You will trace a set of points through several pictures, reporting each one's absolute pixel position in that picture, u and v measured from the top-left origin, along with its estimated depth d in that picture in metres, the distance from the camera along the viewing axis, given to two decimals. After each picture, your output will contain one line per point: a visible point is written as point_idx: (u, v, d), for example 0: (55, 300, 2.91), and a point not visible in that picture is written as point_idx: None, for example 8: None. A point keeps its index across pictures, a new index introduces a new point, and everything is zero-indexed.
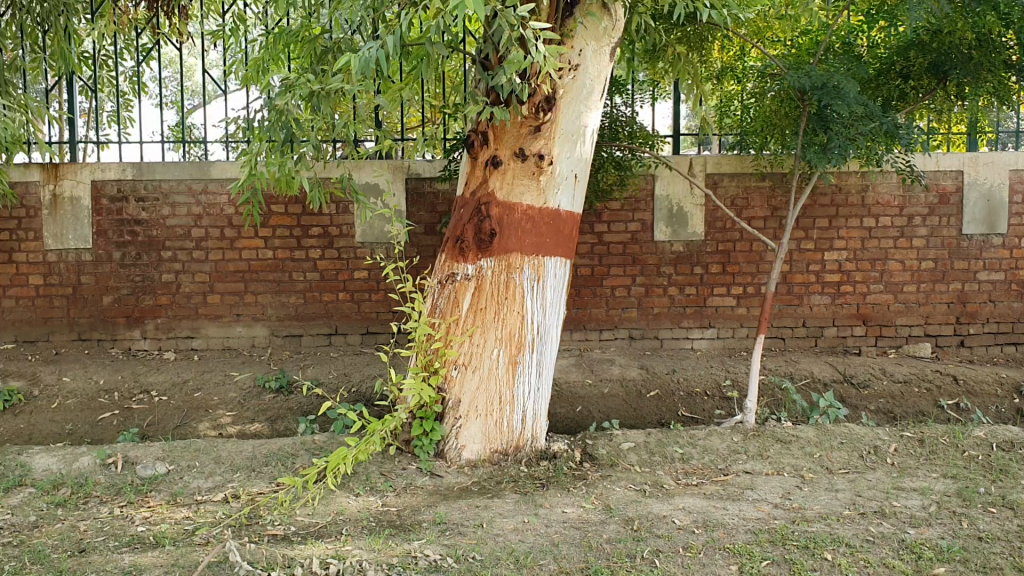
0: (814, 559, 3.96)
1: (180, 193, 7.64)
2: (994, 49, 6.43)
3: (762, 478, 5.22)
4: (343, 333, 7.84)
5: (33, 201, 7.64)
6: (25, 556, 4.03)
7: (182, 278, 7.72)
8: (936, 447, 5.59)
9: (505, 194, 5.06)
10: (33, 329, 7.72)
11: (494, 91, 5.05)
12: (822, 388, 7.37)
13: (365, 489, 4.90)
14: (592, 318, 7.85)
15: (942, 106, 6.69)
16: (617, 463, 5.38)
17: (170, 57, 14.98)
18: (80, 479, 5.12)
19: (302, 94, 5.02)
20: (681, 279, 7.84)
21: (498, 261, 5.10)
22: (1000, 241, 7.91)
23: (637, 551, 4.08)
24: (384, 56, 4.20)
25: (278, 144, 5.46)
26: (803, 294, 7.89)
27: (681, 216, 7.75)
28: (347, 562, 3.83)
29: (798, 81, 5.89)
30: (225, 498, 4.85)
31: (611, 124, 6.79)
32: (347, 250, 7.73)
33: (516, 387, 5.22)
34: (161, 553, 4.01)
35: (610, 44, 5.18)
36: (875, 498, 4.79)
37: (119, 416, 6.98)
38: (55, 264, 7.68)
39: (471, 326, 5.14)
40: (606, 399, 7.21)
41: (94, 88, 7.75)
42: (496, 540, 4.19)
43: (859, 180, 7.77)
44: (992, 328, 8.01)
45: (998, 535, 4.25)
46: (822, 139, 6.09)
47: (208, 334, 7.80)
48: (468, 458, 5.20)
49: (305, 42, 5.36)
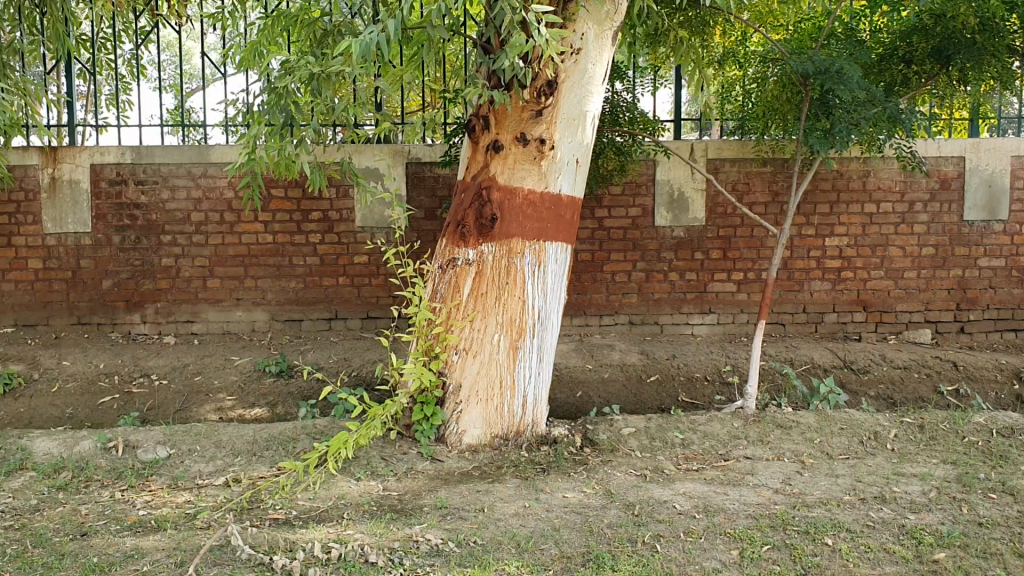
0: (814, 544, 3.97)
1: (179, 177, 7.61)
2: (997, 34, 6.40)
3: (762, 463, 5.23)
4: (343, 318, 7.83)
5: (32, 185, 7.61)
6: (27, 539, 4.04)
7: (181, 262, 7.70)
8: (936, 434, 5.61)
9: (506, 179, 5.04)
10: (33, 312, 7.71)
11: (496, 74, 5.01)
12: (822, 373, 7.37)
13: (365, 474, 4.91)
14: (593, 303, 7.84)
15: (944, 90, 6.63)
16: (617, 449, 5.38)
17: (168, 40, 14.99)
18: (80, 463, 5.13)
19: (301, 76, 4.95)
20: (682, 265, 7.83)
21: (499, 246, 5.09)
22: (1000, 227, 7.90)
23: (637, 535, 4.09)
24: (385, 40, 4.17)
25: (277, 127, 5.36)
26: (803, 280, 7.89)
27: (682, 201, 7.73)
28: (349, 546, 3.83)
29: (801, 66, 5.85)
30: (226, 482, 4.86)
31: (611, 109, 6.77)
32: (347, 234, 7.71)
33: (517, 372, 5.21)
34: (164, 537, 4.03)
35: (613, 27, 5.13)
36: (875, 483, 4.81)
37: (119, 401, 6.98)
38: (54, 247, 7.65)
39: (472, 311, 5.13)
40: (607, 384, 7.23)
41: (93, 71, 7.71)
42: (498, 525, 4.20)
43: (860, 166, 7.75)
44: (992, 314, 8.01)
45: (998, 521, 4.25)
46: (824, 124, 6.01)
47: (208, 318, 7.79)
48: (468, 443, 5.20)
49: (305, 24, 5.26)
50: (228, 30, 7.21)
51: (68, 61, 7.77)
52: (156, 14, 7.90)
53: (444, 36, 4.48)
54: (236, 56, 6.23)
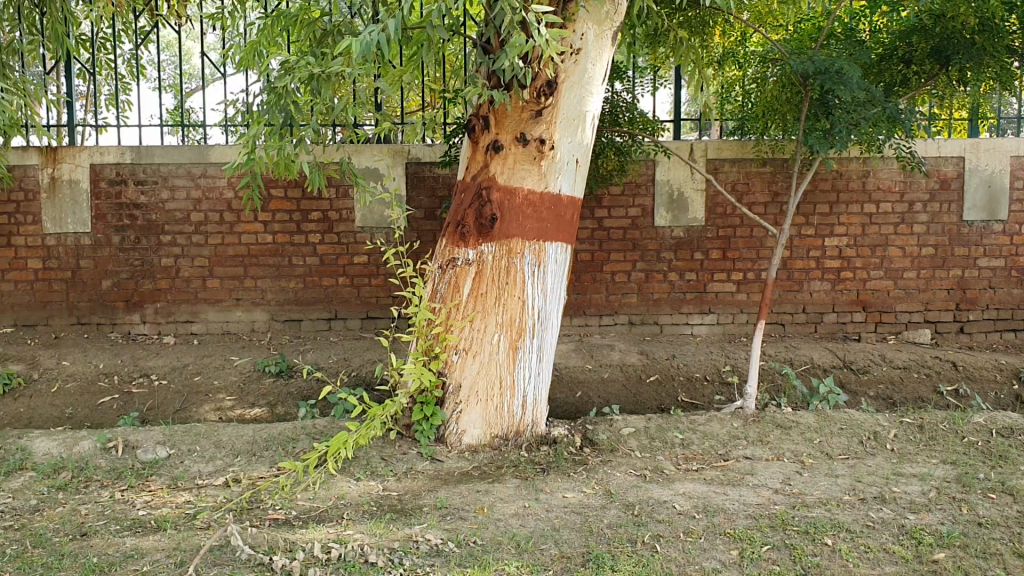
0: (814, 544, 3.98)
1: (179, 177, 7.61)
2: (997, 34, 6.40)
3: (762, 463, 5.23)
4: (342, 318, 7.83)
5: (32, 185, 7.61)
6: (26, 540, 4.04)
7: (181, 262, 7.69)
8: (935, 434, 5.61)
9: (506, 179, 5.04)
10: (32, 313, 7.71)
11: (496, 74, 5.01)
12: (822, 373, 7.38)
13: (365, 474, 4.91)
14: (592, 304, 7.85)
15: (944, 90, 6.63)
16: (617, 449, 5.38)
17: (168, 40, 15.00)
18: (80, 463, 5.13)
19: (301, 76, 4.95)
20: (681, 265, 7.83)
21: (499, 246, 5.09)
22: (1000, 227, 7.90)
23: (637, 535, 4.09)
24: (385, 40, 4.17)
25: (276, 127, 5.36)
26: (803, 280, 7.89)
27: (681, 201, 7.73)
28: (349, 546, 3.83)
29: (801, 66, 5.85)
30: (226, 482, 4.86)
31: (611, 110, 6.77)
32: (347, 234, 7.71)
33: (517, 372, 5.21)
34: (163, 537, 4.03)
35: (613, 27, 5.13)
36: (875, 483, 4.82)
37: (119, 401, 6.98)
38: (54, 247, 7.65)
39: (472, 311, 5.13)
40: (606, 384, 7.23)
41: (92, 71, 7.71)
42: (498, 525, 4.20)
43: (860, 166, 7.75)
44: (992, 314, 8.01)
45: (998, 521, 4.25)
46: (824, 124, 6.01)
47: (207, 318, 7.79)
48: (468, 443, 5.20)
49: (305, 24, 5.26)
50: (228, 30, 7.21)
51: (67, 61, 7.77)
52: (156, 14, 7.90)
53: (444, 36, 4.48)
54: (236, 56, 6.23)
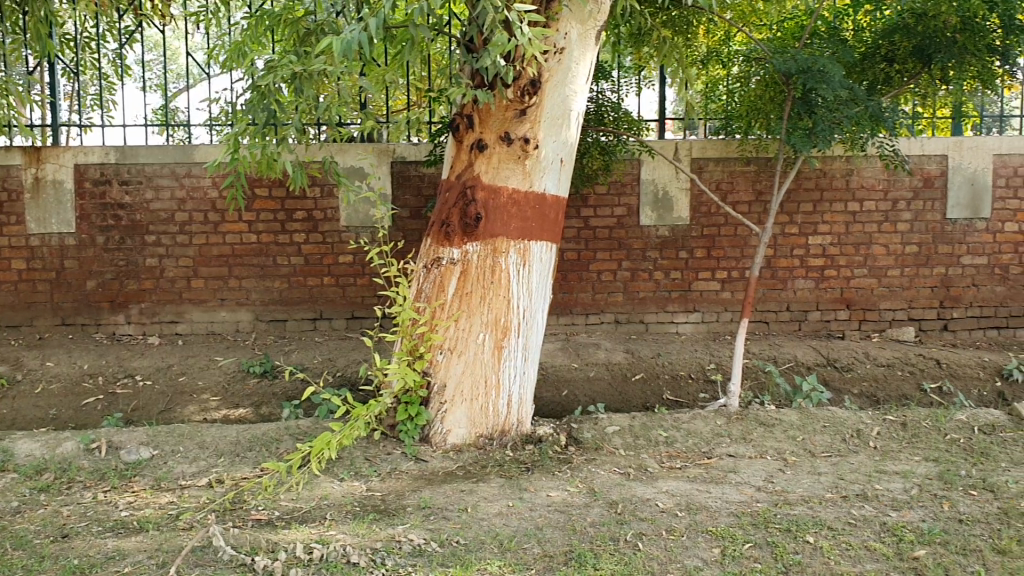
0: (796, 542, 3.99)
1: (163, 177, 7.58)
2: (978, 33, 6.40)
3: (745, 461, 5.25)
4: (328, 318, 7.82)
5: (15, 185, 7.57)
6: (7, 542, 4.02)
7: (165, 262, 7.66)
8: (918, 431, 5.64)
9: (490, 178, 5.04)
10: (16, 313, 7.67)
11: (479, 74, 5.02)
12: (806, 371, 7.42)
13: (349, 474, 4.91)
14: (578, 303, 7.86)
15: (926, 89, 6.71)
16: (601, 447, 5.39)
17: (153, 39, 15.00)
18: (63, 464, 5.11)
19: (284, 75, 4.94)
20: (666, 264, 7.85)
21: (483, 245, 5.09)
22: (983, 225, 7.95)
23: (620, 534, 4.10)
24: (367, 39, 4.17)
25: (259, 126, 5.34)
26: (787, 279, 7.92)
27: (667, 200, 7.75)
28: (331, 547, 3.81)
29: (784, 64, 5.88)
30: (209, 483, 4.85)
31: (595, 109, 6.80)
32: (332, 234, 7.70)
33: (502, 371, 5.21)
34: (145, 538, 4.02)
35: (596, 27, 5.14)
36: (857, 481, 4.84)
37: (103, 402, 6.95)
38: (37, 248, 7.61)
39: (457, 310, 5.13)
40: (592, 383, 7.24)
41: (76, 71, 7.66)
42: (481, 524, 4.21)
43: (844, 165, 7.78)
44: (975, 312, 8.06)
45: (978, 518, 4.29)
46: (807, 123, 6.04)
47: (192, 318, 7.76)
48: (453, 442, 5.20)
49: (288, 24, 5.25)
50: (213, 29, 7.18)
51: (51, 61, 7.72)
52: (141, 14, 7.86)
53: (427, 35, 4.48)
54: (219, 55, 6.21)
